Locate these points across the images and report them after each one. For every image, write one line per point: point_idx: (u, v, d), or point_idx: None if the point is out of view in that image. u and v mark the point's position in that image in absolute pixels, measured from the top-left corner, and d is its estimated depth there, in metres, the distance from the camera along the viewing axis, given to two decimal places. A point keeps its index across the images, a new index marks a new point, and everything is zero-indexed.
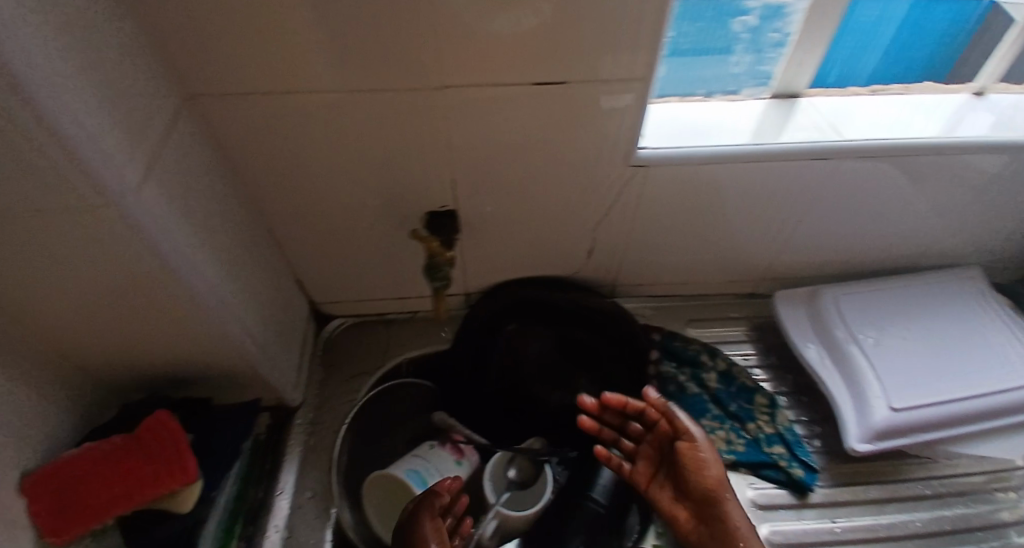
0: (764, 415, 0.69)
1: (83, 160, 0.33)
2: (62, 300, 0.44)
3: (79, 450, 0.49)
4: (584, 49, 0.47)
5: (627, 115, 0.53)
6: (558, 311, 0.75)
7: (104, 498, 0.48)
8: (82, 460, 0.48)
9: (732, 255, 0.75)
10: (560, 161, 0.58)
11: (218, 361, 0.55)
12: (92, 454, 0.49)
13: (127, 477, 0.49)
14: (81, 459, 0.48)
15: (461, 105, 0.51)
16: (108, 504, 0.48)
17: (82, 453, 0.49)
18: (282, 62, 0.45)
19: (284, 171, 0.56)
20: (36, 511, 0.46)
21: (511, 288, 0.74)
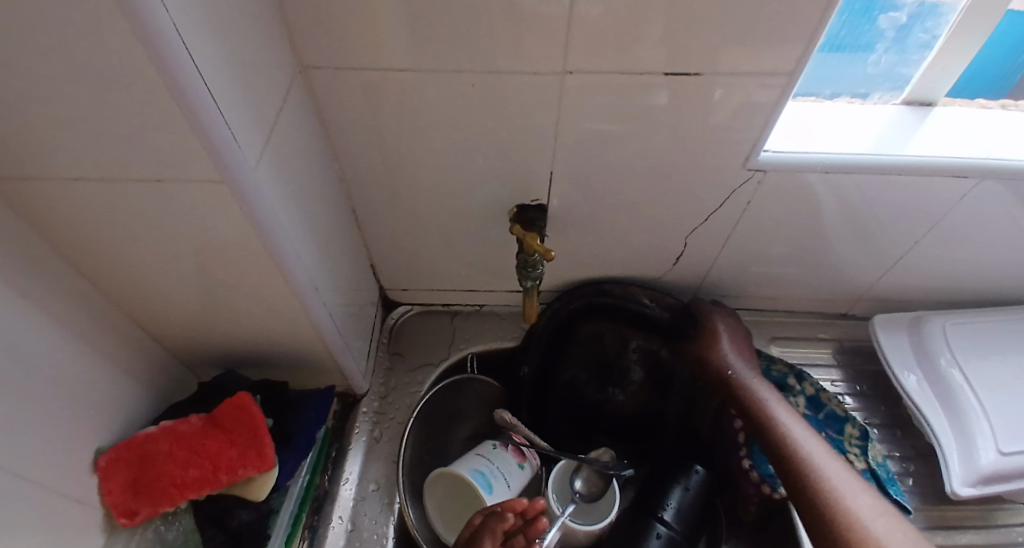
0: (854, 447, 0.64)
1: (209, 126, 0.31)
2: (164, 271, 0.43)
3: (160, 427, 0.48)
4: (723, 40, 0.43)
5: (755, 114, 0.49)
6: (631, 316, 0.71)
7: (177, 479, 0.47)
8: (161, 437, 0.48)
9: (832, 273, 0.70)
10: (670, 159, 0.54)
11: (300, 344, 0.54)
12: (171, 431, 0.48)
13: (205, 460, 0.48)
14: (160, 436, 0.48)
15: (577, 92, 0.48)
16: (179, 485, 0.47)
17: (161, 429, 0.48)
18: (400, 34, 0.43)
19: (380, 150, 0.54)
20: (113, 488, 0.45)
21: (584, 290, 0.70)
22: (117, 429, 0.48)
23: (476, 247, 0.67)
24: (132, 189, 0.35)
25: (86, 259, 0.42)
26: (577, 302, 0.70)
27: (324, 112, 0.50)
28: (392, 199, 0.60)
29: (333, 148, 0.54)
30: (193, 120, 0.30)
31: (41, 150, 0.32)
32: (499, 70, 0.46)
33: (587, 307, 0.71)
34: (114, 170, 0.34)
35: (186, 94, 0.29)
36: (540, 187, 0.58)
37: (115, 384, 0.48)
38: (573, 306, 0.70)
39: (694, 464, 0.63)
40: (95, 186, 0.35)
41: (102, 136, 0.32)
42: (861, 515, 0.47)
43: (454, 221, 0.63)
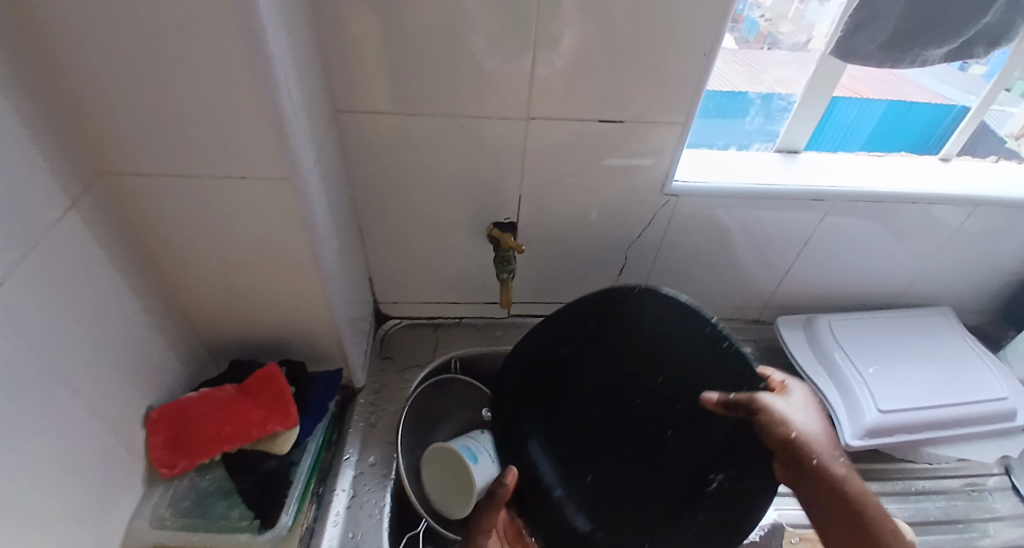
0: None
1: (289, 134, 0.46)
2: (222, 257, 0.56)
3: (199, 394, 0.58)
4: (636, 95, 0.62)
5: (665, 149, 0.67)
6: (682, 359, 0.59)
7: (212, 435, 0.56)
8: (200, 401, 0.57)
9: (743, 283, 0.87)
10: (610, 186, 0.71)
11: (317, 331, 0.65)
12: (208, 397, 0.57)
13: (238, 418, 0.57)
14: (199, 401, 0.57)
15: (537, 131, 0.65)
16: (214, 441, 0.56)
17: (200, 395, 0.57)
18: (407, 87, 0.60)
19: (387, 176, 0.69)
20: (156, 443, 0.54)
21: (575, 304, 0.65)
22: (161, 396, 0.57)
23: (457, 262, 0.81)
24: (219, 184, 0.49)
25: (162, 246, 0.54)
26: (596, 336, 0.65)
27: (345, 146, 0.65)
28: (390, 219, 0.74)
29: (350, 176, 0.68)
30: (280, 130, 0.45)
31: (165, 150, 0.46)
32: (478, 115, 0.63)
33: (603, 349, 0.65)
34: (211, 167, 0.47)
35: (282, 112, 0.44)
36: (511, 208, 0.73)
37: (166, 358, 0.58)
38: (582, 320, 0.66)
39: None
40: (193, 181, 0.49)
41: (211, 142, 0.46)
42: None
43: (442, 239, 0.77)
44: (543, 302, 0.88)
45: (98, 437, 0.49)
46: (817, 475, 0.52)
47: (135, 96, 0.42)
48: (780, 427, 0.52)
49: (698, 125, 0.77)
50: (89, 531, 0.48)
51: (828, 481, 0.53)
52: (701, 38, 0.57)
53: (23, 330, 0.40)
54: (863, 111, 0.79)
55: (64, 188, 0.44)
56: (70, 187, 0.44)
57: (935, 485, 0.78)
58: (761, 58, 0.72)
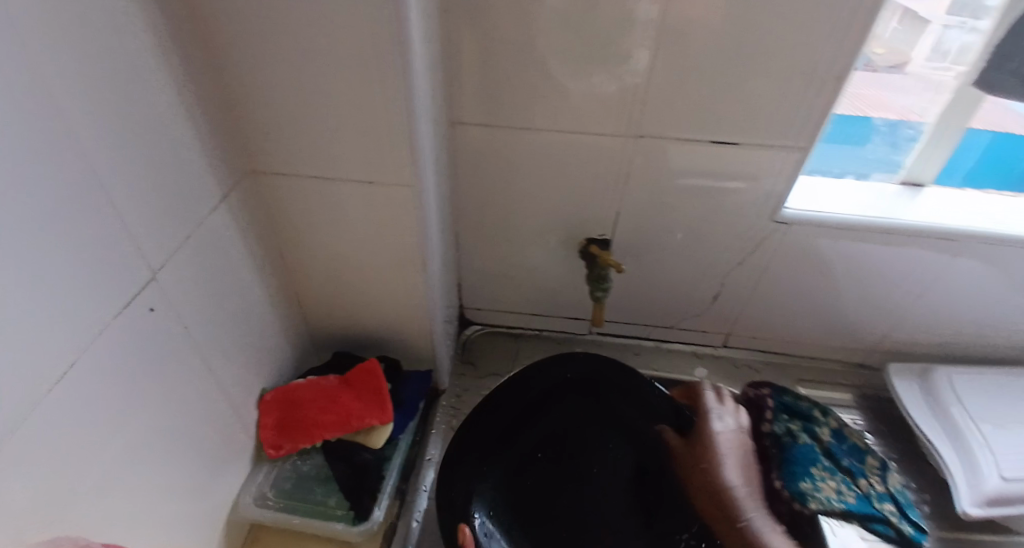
0: (874, 474, 0.74)
1: (419, 145, 0.48)
2: (339, 256, 0.59)
3: (308, 380, 0.61)
4: (755, 120, 0.60)
5: (779, 176, 0.65)
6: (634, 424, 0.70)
7: (317, 422, 0.59)
8: (308, 388, 0.61)
9: (846, 322, 0.81)
10: (713, 210, 0.69)
11: (413, 332, 0.67)
12: (315, 385, 0.61)
13: (341, 409, 0.60)
14: (307, 387, 0.61)
15: (645, 151, 0.64)
16: (317, 427, 0.59)
17: (308, 383, 0.61)
18: (521, 101, 0.62)
19: (489, 188, 0.71)
20: (267, 423, 0.58)
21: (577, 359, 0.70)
22: (273, 380, 0.61)
23: (547, 276, 0.82)
24: (348, 188, 0.52)
25: (289, 241, 0.58)
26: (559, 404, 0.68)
27: (456, 156, 0.68)
28: (487, 228, 0.76)
29: (456, 185, 0.71)
30: (412, 141, 0.47)
31: (307, 154, 0.50)
32: (588, 131, 0.63)
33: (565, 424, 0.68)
34: (344, 172, 0.51)
35: (415, 121, 0.46)
36: (608, 226, 0.73)
37: (281, 344, 0.63)
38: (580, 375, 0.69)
39: None
40: (326, 184, 0.52)
41: (347, 148, 0.49)
42: None
43: (534, 252, 0.78)
44: (628, 322, 0.86)
45: (221, 414, 0.53)
46: None
47: (289, 104, 0.46)
48: None
49: (817, 152, 0.73)
50: (207, 497, 0.52)
51: None
52: (831, 61, 0.55)
53: (175, 310, 0.44)
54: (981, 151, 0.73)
55: (219, 183, 0.48)
56: (224, 183, 0.49)
57: None
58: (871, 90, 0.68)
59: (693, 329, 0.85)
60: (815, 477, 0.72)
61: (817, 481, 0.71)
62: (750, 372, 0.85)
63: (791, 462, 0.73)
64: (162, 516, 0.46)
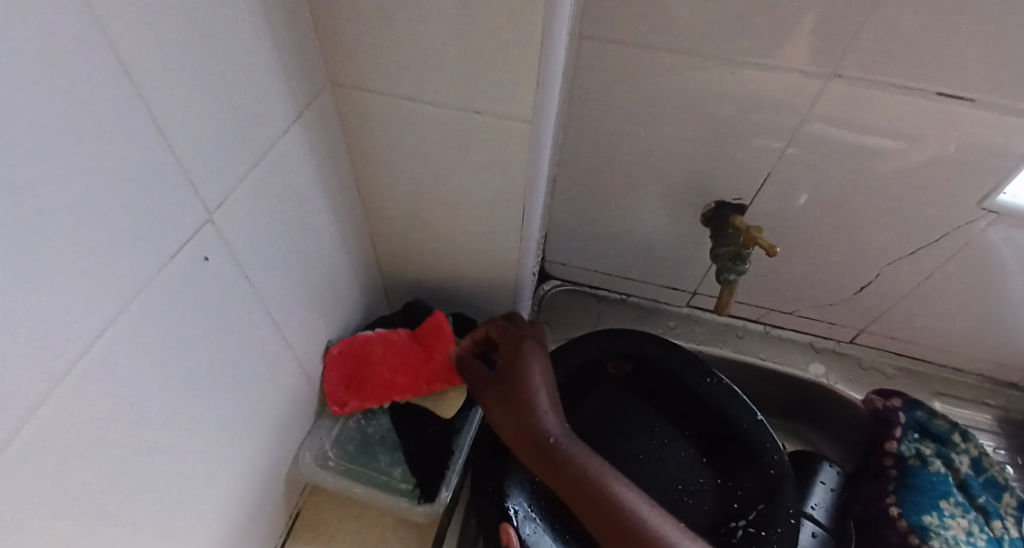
0: (1008, 516, 0.62)
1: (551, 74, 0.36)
2: (427, 197, 0.49)
3: (376, 332, 0.54)
4: (1009, 70, 0.43)
5: (1009, 152, 0.48)
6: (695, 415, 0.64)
7: (387, 380, 0.53)
8: (377, 342, 0.53)
9: (1017, 338, 0.66)
10: (897, 183, 0.54)
11: (497, 289, 0.58)
12: (385, 338, 0.54)
13: (411, 369, 0.53)
14: (377, 341, 0.54)
15: (828, 99, 0.49)
16: (387, 386, 0.53)
17: (378, 335, 0.54)
18: (676, 18, 0.46)
19: (608, 126, 0.58)
20: (331, 379, 0.52)
21: (624, 336, 0.66)
22: (339, 330, 0.55)
23: (650, 238, 0.70)
24: (451, 117, 0.41)
25: (372, 174, 0.49)
26: (622, 408, 0.66)
27: (574, 83, 0.54)
28: (592, 175, 0.64)
29: (567, 117, 0.58)
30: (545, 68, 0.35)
31: (403, 68, 0.38)
32: (756, 67, 0.48)
33: (621, 425, 0.65)
34: (446, 96, 0.39)
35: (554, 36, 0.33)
36: (748, 188, 0.59)
37: (351, 288, 0.55)
38: (623, 353, 0.65)
39: (829, 462, 0.65)
40: (423, 109, 0.41)
41: (456, 64, 0.37)
42: None
43: (644, 208, 0.66)
44: (737, 300, 0.74)
45: (285, 368, 0.47)
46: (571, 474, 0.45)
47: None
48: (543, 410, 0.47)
49: None
50: (268, 454, 0.47)
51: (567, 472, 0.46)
52: None
53: (236, 256, 0.36)
54: None
55: (294, 100, 0.38)
56: (302, 98, 0.39)
57: None
58: None
59: (817, 319, 0.72)
60: (943, 512, 0.60)
61: (943, 516, 0.59)
62: (877, 377, 0.73)
63: (911, 488, 0.62)
64: (219, 481, 0.41)
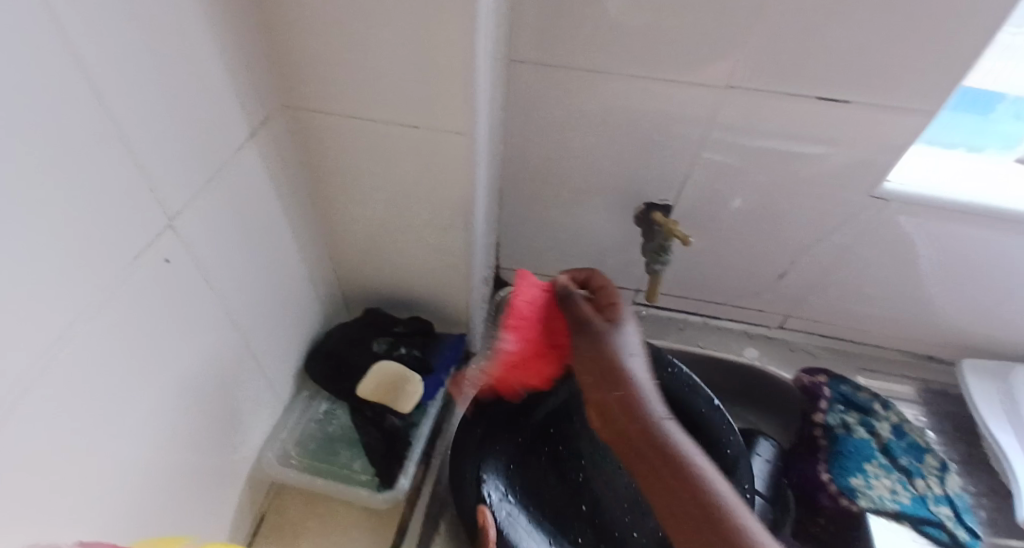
0: (932, 475, 0.67)
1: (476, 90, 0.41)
2: (377, 207, 0.54)
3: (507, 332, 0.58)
4: (871, 73, 0.51)
5: (884, 144, 0.56)
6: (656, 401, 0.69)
7: (542, 359, 0.60)
8: (513, 340, 0.58)
9: (921, 313, 0.73)
10: (799, 176, 0.61)
11: (449, 292, 0.63)
12: (520, 331, 0.58)
13: (559, 337, 0.58)
14: (513, 338, 0.58)
15: (728, 104, 0.56)
16: (556, 358, 0.59)
17: (512, 333, 0.58)
18: (592, 39, 0.53)
19: (544, 138, 0.64)
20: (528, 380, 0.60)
21: None
22: (299, 336, 0.58)
23: (593, 241, 0.75)
24: (393, 131, 0.46)
25: (324, 187, 0.53)
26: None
27: (511, 100, 0.60)
28: (536, 184, 0.69)
29: (507, 132, 0.64)
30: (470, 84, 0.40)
31: (347, 87, 0.43)
32: (665, 78, 0.55)
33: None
34: (387, 111, 0.44)
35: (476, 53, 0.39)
36: (673, 188, 0.66)
37: (309, 295, 0.59)
38: None
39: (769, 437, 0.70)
40: (367, 124, 0.46)
41: (392, 83, 0.42)
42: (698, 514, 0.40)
43: (584, 212, 0.71)
44: (678, 294, 0.80)
45: (246, 370, 0.50)
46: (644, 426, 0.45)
47: (333, 25, 0.39)
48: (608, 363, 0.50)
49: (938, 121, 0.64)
50: (229, 454, 0.50)
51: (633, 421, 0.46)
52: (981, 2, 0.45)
53: (195, 261, 0.40)
54: None
55: (247, 120, 0.43)
56: (255, 117, 0.43)
57: None
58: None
59: (749, 307, 0.79)
60: (868, 474, 0.66)
61: (868, 477, 0.66)
62: (805, 356, 0.79)
63: (841, 455, 0.68)
64: (182, 478, 0.43)
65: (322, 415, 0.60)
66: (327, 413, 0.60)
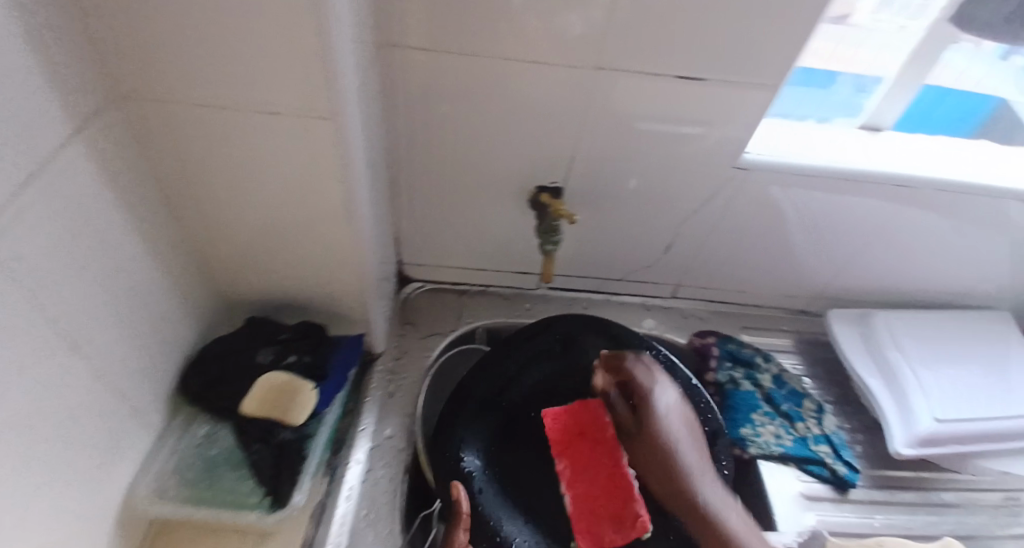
0: (811, 418, 0.72)
1: (335, 73, 0.39)
2: (246, 204, 0.50)
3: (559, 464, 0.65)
4: (725, 52, 0.55)
5: (742, 119, 0.60)
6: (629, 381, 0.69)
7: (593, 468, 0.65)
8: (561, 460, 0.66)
9: (792, 271, 0.81)
10: (674, 152, 0.64)
11: (340, 291, 0.60)
12: (565, 454, 0.66)
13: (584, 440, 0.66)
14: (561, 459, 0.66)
15: (602, 85, 0.58)
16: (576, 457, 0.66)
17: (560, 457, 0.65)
18: (463, 24, 0.52)
19: (428, 126, 0.62)
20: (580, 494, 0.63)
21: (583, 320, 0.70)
22: (167, 355, 0.52)
23: (490, 228, 0.75)
24: (251, 119, 0.42)
25: (180, 185, 0.48)
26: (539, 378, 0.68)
27: (388, 88, 0.58)
28: (425, 175, 0.68)
29: (389, 122, 0.62)
30: (329, 68, 0.38)
31: (191, 73, 0.39)
32: (540, 61, 0.56)
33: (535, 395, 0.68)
34: (241, 98, 0.41)
35: (334, 36, 0.37)
36: (560, 170, 0.67)
37: (176, 308, 0.53)
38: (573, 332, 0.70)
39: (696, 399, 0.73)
40: (220, 113, 0.42)
41: (243, 66, 0.38)
42: (734, 524, 0.58)
43: (479, 200, 0.71)
44: (578, 275, 0.82)
45: (103, 400, 0.44)
46: (671, 475, 0.62)
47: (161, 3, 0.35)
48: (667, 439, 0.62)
49: (785, 100, 0.70)
50: (88, 498, 0.44)
51: (674, 472, 0.61)
52: None
53: (26, 282, 0.34)
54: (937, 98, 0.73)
55: (71, 113, 0.37)
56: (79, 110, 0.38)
57: (984, 498, 0.70)
58: (847, 39, 0.66)
59: (644, 280, 0.83)
60: (755, 423, 0.70)
61: (756, 426, 0.70)
62: (696, 321, 0.85)
63: (732, 408, 0.72)
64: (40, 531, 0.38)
65: (202, 438, 0.55)
66: (209, 436, 0.55)
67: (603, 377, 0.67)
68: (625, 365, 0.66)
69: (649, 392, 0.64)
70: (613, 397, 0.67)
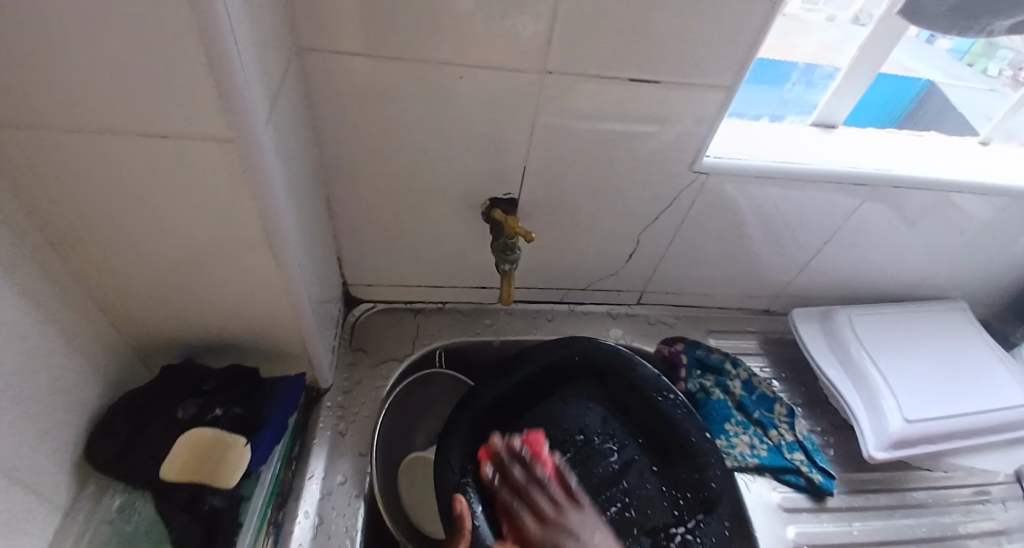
0: (783, 423, 0.71)
1: (235, 93, 0.33)
2: (146, 238, 0.43)
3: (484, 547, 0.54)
4: (680, 52, 0.51)
5: (700, 122, 0.57)
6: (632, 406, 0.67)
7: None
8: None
9: (755, 271, 0.79)
10: (630, 157, 0.61)
11: (274, 327, 0.53)
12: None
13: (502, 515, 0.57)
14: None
15: (552, 91, 0.53)
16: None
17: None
18: (392, 26, 0.47)
19: (364, 139, 0.56)
20: None
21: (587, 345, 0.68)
22: (68, 423, 0.45)
23: (442, 245, 0.70)
24: (137, 145, 0.35)
25: (61, 223, 0.40)
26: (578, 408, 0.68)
27: (313, 98, 0.52)
28: (365, 191, 0.62)
29: (319, 136, 0.55)
30: (226, 88, 0.32)
31: (49, 98, 0.32)
32: (481, 66, 0.50)
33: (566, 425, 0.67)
34: (121, 124, 0.34)
35: (227, 49, 0.30)
36: (513, 181, 0.62)
37: (73, 364, 0.46)
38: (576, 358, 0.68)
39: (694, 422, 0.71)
40: (98, 144, 0.35)
41: (117, 85, 0.31)
42: None
43: (426, 215, 0.65)
44: (538, 287, 0.78)
45: None
46: None
47: None
48: (551, 516, 0.56)
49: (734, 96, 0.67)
50: None
51: None
52: None
53: None
54: (883, 94, 0.74)
55: None
56: None
57: (952, 494, 0.72)
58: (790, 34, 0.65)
59: (607, 289, 0.79)
60: (729, 434, 0.68)
61: (730, 437, 0.68)
62: (663, 328, 0.81)
63: (704, 418, 0.70)
64: None
65: (116, 513, 0.48)
66: (124, 508, 0.48)
67: (489, 470, 0.60)
68: (507, 441, 0.61)
69: (521, 460, 0.60)
70: (501, 477, 0.59)
